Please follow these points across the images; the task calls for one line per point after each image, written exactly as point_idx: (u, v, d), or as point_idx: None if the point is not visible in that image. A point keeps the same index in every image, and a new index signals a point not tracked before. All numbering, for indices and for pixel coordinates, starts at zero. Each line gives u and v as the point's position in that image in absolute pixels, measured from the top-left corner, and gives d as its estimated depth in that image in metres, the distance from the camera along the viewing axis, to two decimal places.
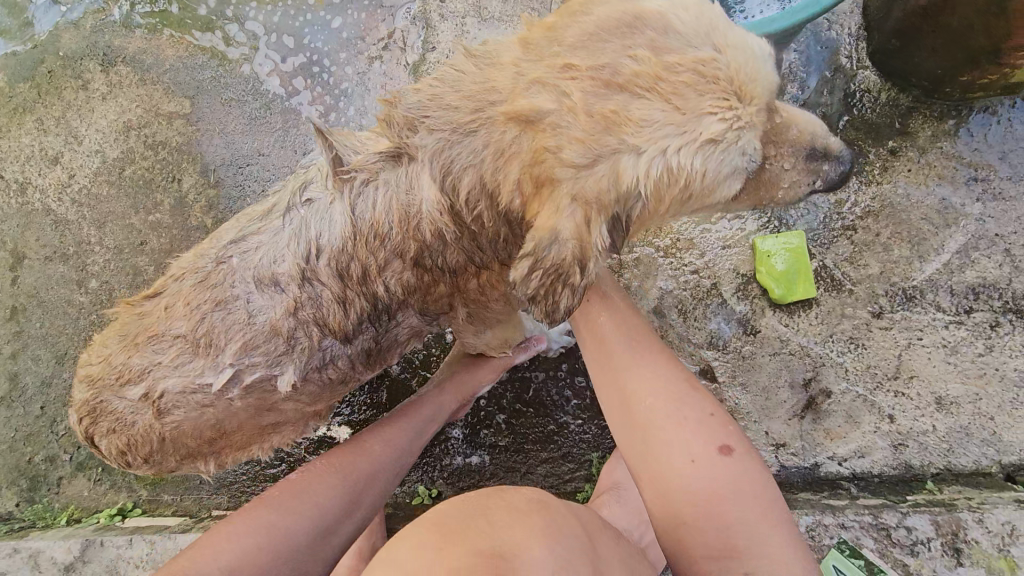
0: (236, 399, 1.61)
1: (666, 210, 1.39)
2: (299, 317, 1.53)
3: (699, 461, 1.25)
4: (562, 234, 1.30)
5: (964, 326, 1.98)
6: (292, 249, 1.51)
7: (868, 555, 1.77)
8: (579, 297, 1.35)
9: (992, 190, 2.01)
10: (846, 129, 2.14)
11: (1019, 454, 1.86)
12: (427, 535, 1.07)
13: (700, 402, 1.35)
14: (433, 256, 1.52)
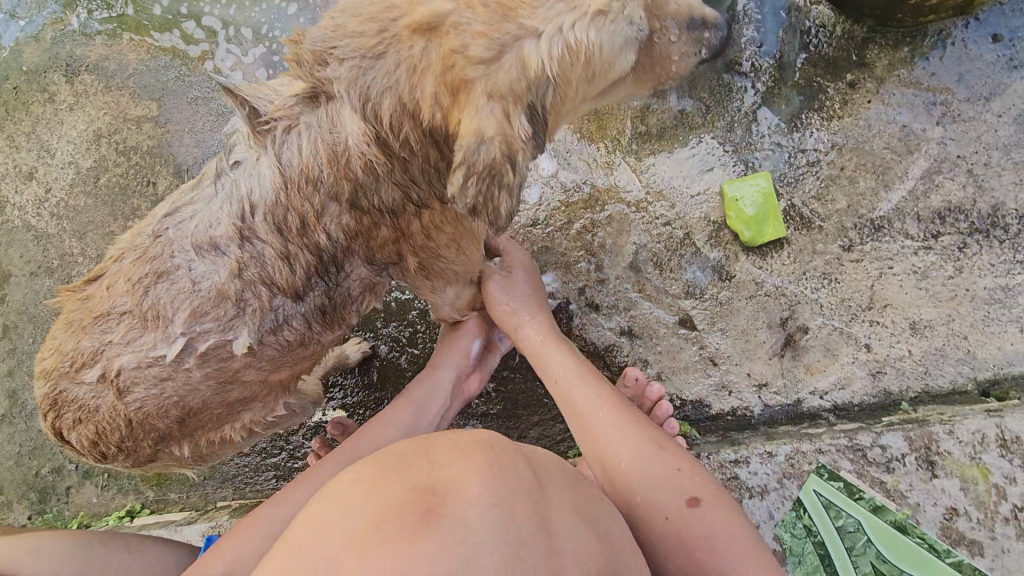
0: (195, 369, 1.62)
1: (576, 95, 1.47)
2: (245, 278, 1.57)
3: (678, 522, 1.34)
4: (487, 133, 1.32)
5: (934, 251, 2.00)
6: (227, 211, 1.56)
7: (847, 477, 1.80)
8: (515, 196, 1.40)
9: (951, 114, 2.03)
10: (805, 68, 2.17)
11: (992, 370, 1.89)
12: (359, 474, 0.94)
13: (670, 458, 1.47)
14: (368, 195, 1.56)
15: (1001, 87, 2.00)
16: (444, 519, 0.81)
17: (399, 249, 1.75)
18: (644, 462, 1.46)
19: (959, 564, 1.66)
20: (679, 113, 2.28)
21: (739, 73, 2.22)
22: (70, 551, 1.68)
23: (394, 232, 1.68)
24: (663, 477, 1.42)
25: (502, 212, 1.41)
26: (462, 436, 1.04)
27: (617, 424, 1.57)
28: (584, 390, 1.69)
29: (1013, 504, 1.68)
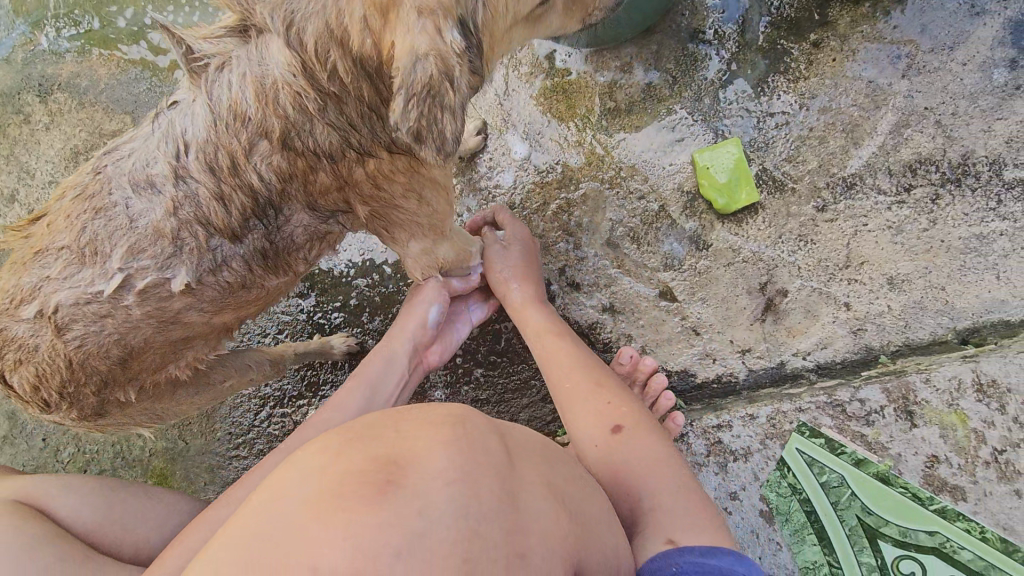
0: (135, 307, 1.69)
1: (506, 12, 1.46)
2: (180, 217, 1.62)
3: (607, 449, 1.63)
4: (420, 49, 1.29)
5: (907, 205, 1.98)
6: (163, 150, 1.60)
7: (828, 433, 1.82)
8: (460, 119, 1.36)
9: (916, 66, 2.02)
10: (769, 30, 2.16)
11: (970, 319, 1.86)
12: (336, 443, 1.04)
13: (609, 400, 1.75)
14: (301, 136, 1.55)
15: (963, 36, 1.98)
16: (399, 487, 0.92)
17: (346, 198, 1.76)
18: (587, 402, 1.77)
19: (943, 510, 1.67)
20: (647, 85, 2.27)
21: (703, 41, 2.21)
22: (98, 497, 1.77)
23: (335, 179, 1.68)
24: (597, 413, 1.73)
25: (447, 135, 1.36)
26: (436, 410, 1.13)
27: (574, 376, 1.85)
28: (551, 345, 1.96)
29: (993, 447, 1.68)
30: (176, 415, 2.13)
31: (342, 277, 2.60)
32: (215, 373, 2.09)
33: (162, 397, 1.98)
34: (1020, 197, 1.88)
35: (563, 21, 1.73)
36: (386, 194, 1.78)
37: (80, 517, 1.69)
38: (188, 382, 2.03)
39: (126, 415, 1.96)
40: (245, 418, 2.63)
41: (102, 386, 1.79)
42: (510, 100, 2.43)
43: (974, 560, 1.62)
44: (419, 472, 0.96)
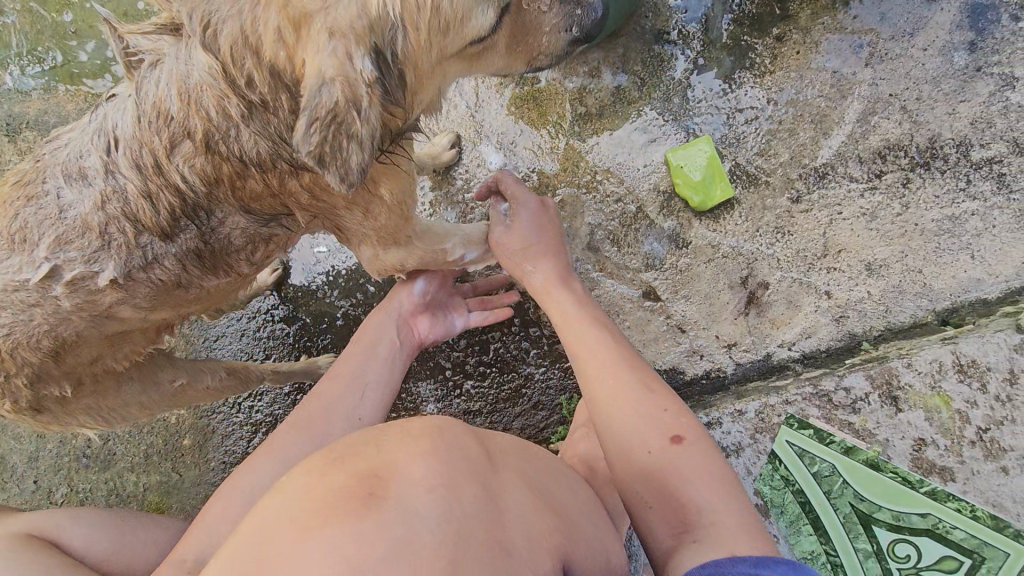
0: (63, 299, 1.58)
1: (430, 46, 1.44)
2: (109, 211, 1.53)
3: (657, 455, 1.35)
4: (328, 73, 1.28)
5: (879, 190, 2.01)
6: (96, 144, 1.53)
7: (816, 423, 1.84)
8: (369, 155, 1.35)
9: (878, 53, 2.05)
10: (732, 28, 2.18)
11: (948, 300, 1.88)
12: (317, 465, 1.04)
13: (659, 399, 1.47)
14: (226, 140, 1.46)
15: (922, 22, 2.01)
16: (387, 503, 0.91)
17: (285, 203, 1.67)
18: (634, 401, 1.47)
19: (933, 492, 1.69)
20: (616, 89, 2.29)
21: (669, 42, 2.24)
22: (107, 526, 1.75)
23: (267, 186, 1.59)
24: (647, 414, 1.43)
25: (352, 165, 1.33)
26: (417, 422, 1.14)
27: (611, 368, 1.57)
28: (578, 333, 1.73)
29: (977, 427, 1.70)
30: (126, 419, 1.94)
31: (325, 297, 2.59)
32: (164, 372, 1.95)
33: (105, 397, 1.82)
34: (988, 176, 1.91)
35: (505, 63, 1.69)
36: (327, 203, 1.71)
37: (93, 546, 1.66)
38: (131, 379, 1.87)
39: (66, 417, 1.80)
40: (239, 446, 2.61)
41: (32, 381, 1.65)
42: (482, 112, 2.43)
43: (967, 539, 1.64)
44: (402, 481, 0.96)
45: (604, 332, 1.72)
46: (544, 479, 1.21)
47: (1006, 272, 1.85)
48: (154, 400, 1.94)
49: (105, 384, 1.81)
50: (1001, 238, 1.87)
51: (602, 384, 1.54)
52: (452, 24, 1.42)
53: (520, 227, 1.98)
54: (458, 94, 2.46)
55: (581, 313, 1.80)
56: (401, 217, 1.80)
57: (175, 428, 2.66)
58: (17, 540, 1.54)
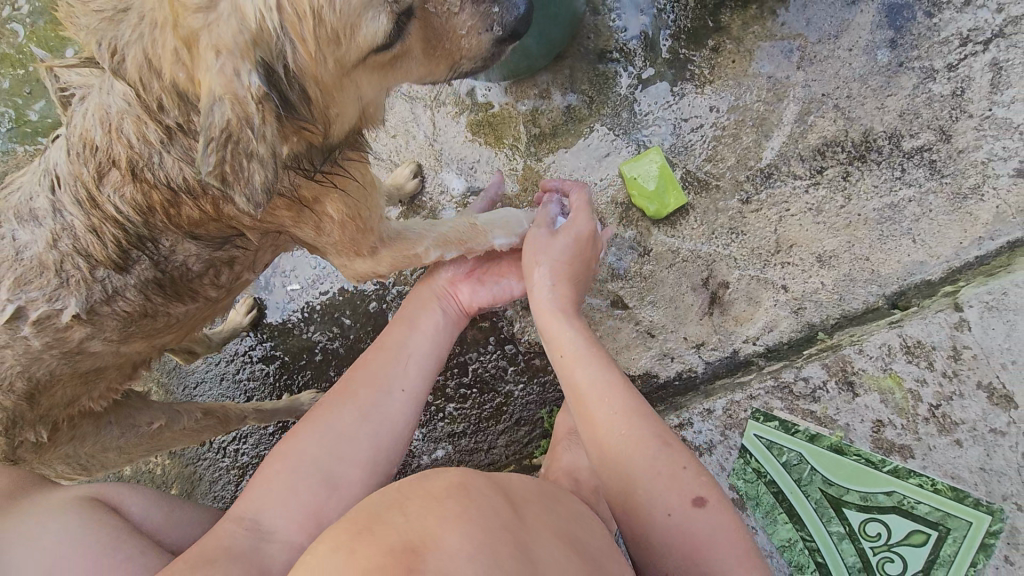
0: (33, 338, 1.52)
1: (324, 58, 1.36)
2: (62, 248, 1.49)
3: (679, 518, 1.32)
4: (215, 90, 1.24)
5: (822, 185, 2.11)
6: (42, 187, 1.51)
7: (780, 415, 1.91)
8: (271, 168, 1.31)
9: (808, 57, 2.16)
10: (670, 42, 2.29)
11: (897, 283, 1.98)
12: (338, 536, 0.93)
13: (676, 454, 1.41)
14: (150, 167, 1.42)
15: (845, 25, 2.14)
16: None
17: (229, 225, 1.62)
18: (653, 459, 1.40)
19: (895, 470, 1.77)
20: (567, 108, 2.37)
21: (612, 60, 2.33)
22: (161, 499, 1.69)
23: (204, 213, 1.53)
24: (668, 473, 1.37)
25: (255, 185, 1.29)
26: (440, 480, 1.02)
27: (628, 418, 1.48)
28: (589, 376, 1.58)
29: (930, 404, 1.79)
30: (105, 465, 1.91)
31: (301, 331, 2.61)
32: (142, 413, 1.92)
33: (84, 442, 1.78)
34: (921, 163, 2.01)
35: (426, 69, 1.62)
36: (277, 224, 1.69)
37: (148, 516, 1.60)
38: (111, 423, 1.84)
39: (40, 464, 1.73)
40: (228, 491, 2.59)
41: (6, 428, 1.58)
42: (440, 140, 2.50)
43: (931, 511, 1.73)
44: (441, 552, 0.83)
45: (617, 373, 1.59)
46: (570, 521, 1.14)
47: (945, 253, 1.94)
48: (141, 441, 1.92)
49: (82, 428, 1.77)
50: (937, 220, 1.97)
51: (618, 437, 1.45)
52: (342, 32, 1.32)
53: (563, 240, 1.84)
54: (416, 124, 2.53)
55: (591, 351, 1.65)
56: (356, 233, 1.77)
57: (161, 478, 2.66)
58: (82, 507, 1.48)
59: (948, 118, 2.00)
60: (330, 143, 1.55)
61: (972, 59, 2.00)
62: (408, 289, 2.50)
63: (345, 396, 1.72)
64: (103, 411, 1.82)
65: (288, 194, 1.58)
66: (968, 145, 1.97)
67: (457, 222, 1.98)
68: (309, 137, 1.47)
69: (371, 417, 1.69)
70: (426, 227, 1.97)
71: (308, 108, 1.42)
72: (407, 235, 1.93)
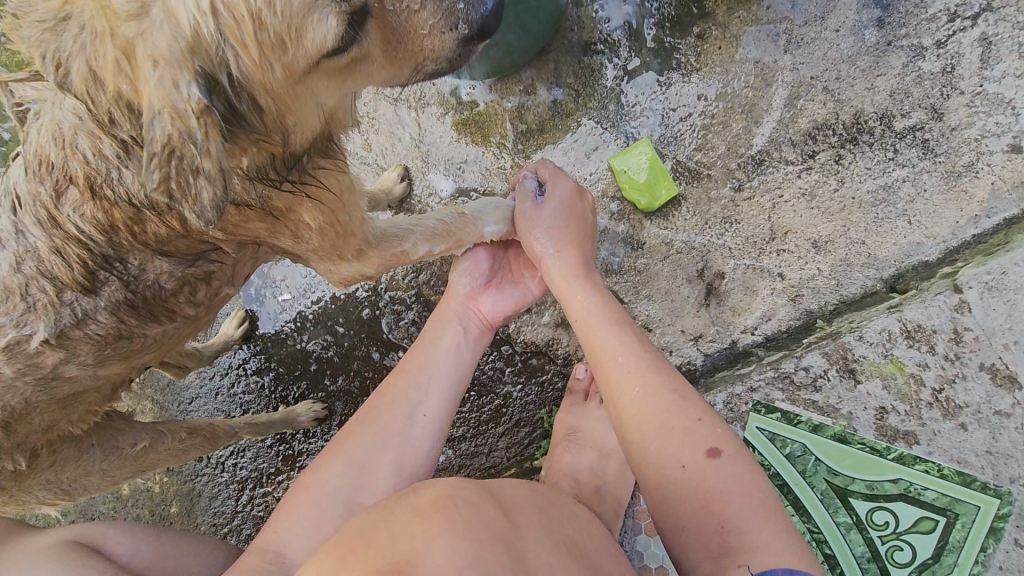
0: (4, 365, 1.47)
1: (272, 66, 1.30)
2: (26, 271, 1.44)
3: (693, 471, 1.31)
4: (155, 105, 1.18)
5: (815, 170, 2.07)
6: (4, 208, 1.46)
7: (782, 406, 1.89)
8: (222, 185, 1.25)
9: (795, 39, 2.12)
10: (655, 31, 2.25)
11: (894, 266, 1.94)
12: (321, 561, 0.90)
13: (690, 409, 1.40)
14: (110, 183, 1.37)
15: (831, 5, 2.10)
16: None
17: (202, 239, 1.58)
18: (666, 411, 1.41)
19: (900, 457, 1.75)
20: (553, 103, 2.33)
21: (596, 51, 2.29)
22: (148, 533, 1.75)
23: (171, 229, 1.49)
24: (681, 427, 1.37)
25: (205, 202, 1.24)
26: (423, 493, 1.01)
27: (632, 357, 1.56)
28: (603, 337, 1.64)
29: (932, 388, 1.77)
30: (89, 488, 1.87)
31: (292, 342, 2.58)
32: (124, 435, 1.87)
33: (65, 467, 1.73)
34: (913, 143, 1.98)
35: (389, 71, 1.58)
36: (247, 236, 1.63)
37: (139, 553, 1.67)
38: (94, 446, 1.80)
39: (21, 492, 1.70)
40: (228, 506, 2.58)
41: None
42: (426, 141, 2.45)
43: (938, 498, 1.71)
44: (429, 566, 0.82)
45: (630, 333, 1.64)
46: (564, 525, 1.17)
47: (942, 233, 1.91)
48: (124, 463, 1.88)
49: (64, 453, 1.72)
50: (933, 200, 1.94)
51: (629, 392, 1.49)
52: (287, 37, 1.26)
53: (549, 206, 1.91)
54: (400, 126, 2.48)
55: (601, 311, 1.72)
56: (337, 238, 1.74)
57: (160, 498, 2.63)
58: (71, 559, 1.53)
59: (939, 96, 1.97)
60: (294, 151, 1.50)
61: (961, 34, 1.96)
62: (400, 294, 2.47)
63: (369, 423, 1.72)
64: (84, 434, 1.77)
65: (260, 208, 1.54)
66: (961, 122, 1.94)
67: (445, 215, 1.96)
68: (269, 148, 1.42)
69: (391, 444, 1.69)
70: (414, 222, 1.95)
71: (261, 118, 1.37)
72: (392, 234, 1.90)
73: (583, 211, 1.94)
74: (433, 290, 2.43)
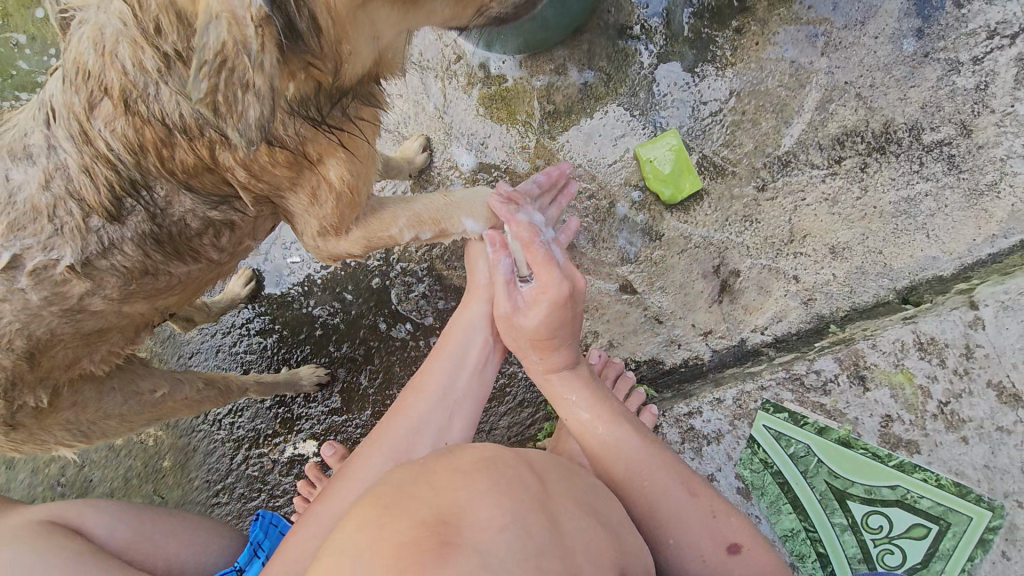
0: (30, 292, 1.43)
1: None
2: (55, 190, 1.39)
3: (715, 565, 1.41)
4: (212, 7, 1.03)
5: (840, 175, 2.08)
6: (37, 122, 1.40)
7: (790, 406, 1.92)
8: (270, 106, 1.14)
9: (833, 43, 2.11)
10: (693, 21, 2.22)
11: (908, 277, 1.97)
12: (366, 511, 0.91)
13: (705, 503, 1.47)
14: (144, 99, 1.28)
15: (872, 10, 2.08)
16: (460, 549, 0.78)
17: (226, 179, 1.48)
18: (677, 505, 1.46)
19: (900, 464, 1.79)
20: (583, 85, 2.30)
21: (632, 36, 2.26)
22: (126, 514, 1.73)
23: (198, 158, 1.40)
24: (699, 524, 1.44)
25: (251, 121, 1.13)
26: (459, 460, 1.00)
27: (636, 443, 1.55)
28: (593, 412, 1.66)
29: (938, 400, 1.80)
30: (107, 434, 1.82)
31: (301, 308, 2.56)
32: (145, 380, 1.83)
33: (85, 409, 1.70)
34: (939, 158, 1.99)
35: (452, 11, 1.48)
36: (269, 184, 1.55)
37: (113, 536, 1.65)
38: (114, 389, 1.76)
39: (41, 432, 1.67)
40: (223, 464, 2.59)
41: (5, 389, 1.52)
42: (450, 112, 2.42)
43: (933, 506, 1.75)
44: (474, 525, 0.84)
45: (629, 425, 1.61)
46: (589, 494, 1.19)
47: (959, 249, 1.93)
48: (143, 413, 1.85)
49: (84, 394, 1.69)
50: (953, 216, 1.95)
51: (633, 482, 1.50)
52: None
53: (534, 314, 1.62)
54: (425, 95, 2.44)
55: (598, 406, 1.65)
56: (349, 205, 1.68)
57: (154, 450, 2.64)
58: (42, 536, 1.51)
59: (970, 112, 1.97)
60: (339, 86, 1.40)
61: (999, 52, 1.96)
62: (411, 266, 2.44)
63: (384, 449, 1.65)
64: (106, 375, 1.74)
65: (291, 148, 1.46)
66: (988, 141, 1.95)
67: (436, 199, 1.85)
68: (317, 76, 1.31)
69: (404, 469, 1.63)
70: (403, 203, 1.84)
71: (317, 41, 1.20)
72: (380, 213, 1.79)
73: (574, 316, 1.63)
74: (446, 264, 2.40)
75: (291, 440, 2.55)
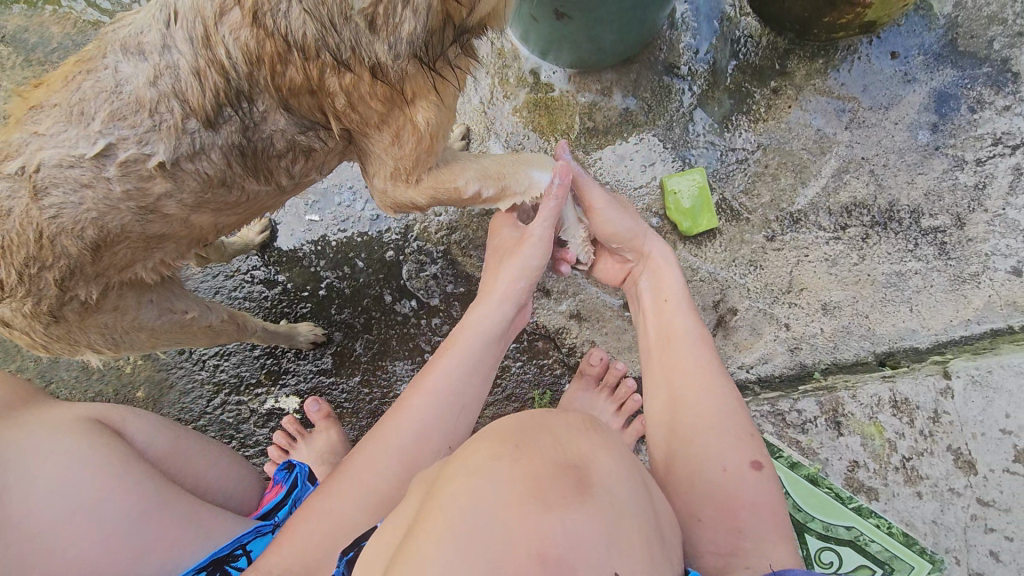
0: (115, 183, 1.50)
1: None
2: (161, 87, 1.45)
3: (733, 477, 1.43)
4: None
5: (842, 240, 2.24)
6: (156, 19, 1.45)
7: (770, 438, 2.06)
8: (420, 16, 1.37)
9: (857, 120, 2.30)
10: (735, 73, 2.39)
11: (888, 343, 2.13)
12: (494, 442, 0.92)
13: (745, 424, 1.52)
14: (274, 14, 1.36)
15: (897, 99, 2.28)
16: (596, 492, 0.85)
17: (322, 104, 1.56)
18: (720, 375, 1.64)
19: (859, 508, 1.94)
20: (624, 110, 2.44)
21: (678, 75, 2.42)
22: (164, 426, 1.75)
23: (306, 79, 1.47)
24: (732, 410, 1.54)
25: (401, 33, 1.39)
26: (564, 415, 1.04)
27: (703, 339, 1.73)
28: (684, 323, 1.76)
29: (903, 456, 1.96)
30: (133, 346, 1.89)
31: (311, 267, 2.59)
32: (179, 300, 1.90)
33: (124, 315, 1.77)
34: (932, 243, 2.17)
35: None
36: (360, 117, 1.61)
37: (154, 444, 1.68)
38: (152, 303, 1.83)
39: (77, 330, 1.72)
40: (197, 405, 2.57)
41: (65, 278, 1.58)
42: (493, 108, 2.52)
43: (881, 551, 1.91)
44: (602, 471, 0.90)
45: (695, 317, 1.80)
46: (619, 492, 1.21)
47: (937, 327, 2.10)
48: (168, 329, 1.90)
49: (126, 301, 1.76)
50: (936, 296, 2.13)
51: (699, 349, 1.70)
52: None
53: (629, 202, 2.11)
54: (472, 87, 2.54)
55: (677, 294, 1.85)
56: (424, 151, 1.73)
57: (129, 380, 2.60)
58: (87, 431, 1.52)
59: (966, 207, 2.16)
60: (466, 22, 1.48)
61: (999, 159, 2.16)
62: (428, 246, 2.51)
63: (387, 447, 1.51)
64: (149, 286, 1.81)
65: (393, 81, 1.51)
66: (977, 235, 2.14)
67: (503, 158, 1.94)
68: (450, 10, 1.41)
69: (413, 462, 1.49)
70: (471, 158, 1.92)
71: None
72: (452, 166, 1.87)
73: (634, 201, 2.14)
74: (462, 249, 2.48)
75: (275, 390, 2.55)
